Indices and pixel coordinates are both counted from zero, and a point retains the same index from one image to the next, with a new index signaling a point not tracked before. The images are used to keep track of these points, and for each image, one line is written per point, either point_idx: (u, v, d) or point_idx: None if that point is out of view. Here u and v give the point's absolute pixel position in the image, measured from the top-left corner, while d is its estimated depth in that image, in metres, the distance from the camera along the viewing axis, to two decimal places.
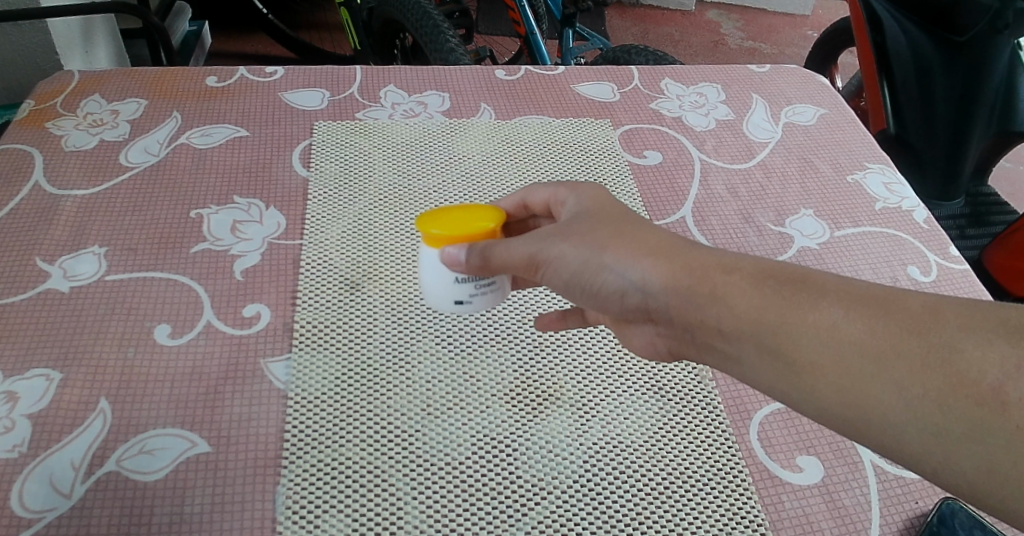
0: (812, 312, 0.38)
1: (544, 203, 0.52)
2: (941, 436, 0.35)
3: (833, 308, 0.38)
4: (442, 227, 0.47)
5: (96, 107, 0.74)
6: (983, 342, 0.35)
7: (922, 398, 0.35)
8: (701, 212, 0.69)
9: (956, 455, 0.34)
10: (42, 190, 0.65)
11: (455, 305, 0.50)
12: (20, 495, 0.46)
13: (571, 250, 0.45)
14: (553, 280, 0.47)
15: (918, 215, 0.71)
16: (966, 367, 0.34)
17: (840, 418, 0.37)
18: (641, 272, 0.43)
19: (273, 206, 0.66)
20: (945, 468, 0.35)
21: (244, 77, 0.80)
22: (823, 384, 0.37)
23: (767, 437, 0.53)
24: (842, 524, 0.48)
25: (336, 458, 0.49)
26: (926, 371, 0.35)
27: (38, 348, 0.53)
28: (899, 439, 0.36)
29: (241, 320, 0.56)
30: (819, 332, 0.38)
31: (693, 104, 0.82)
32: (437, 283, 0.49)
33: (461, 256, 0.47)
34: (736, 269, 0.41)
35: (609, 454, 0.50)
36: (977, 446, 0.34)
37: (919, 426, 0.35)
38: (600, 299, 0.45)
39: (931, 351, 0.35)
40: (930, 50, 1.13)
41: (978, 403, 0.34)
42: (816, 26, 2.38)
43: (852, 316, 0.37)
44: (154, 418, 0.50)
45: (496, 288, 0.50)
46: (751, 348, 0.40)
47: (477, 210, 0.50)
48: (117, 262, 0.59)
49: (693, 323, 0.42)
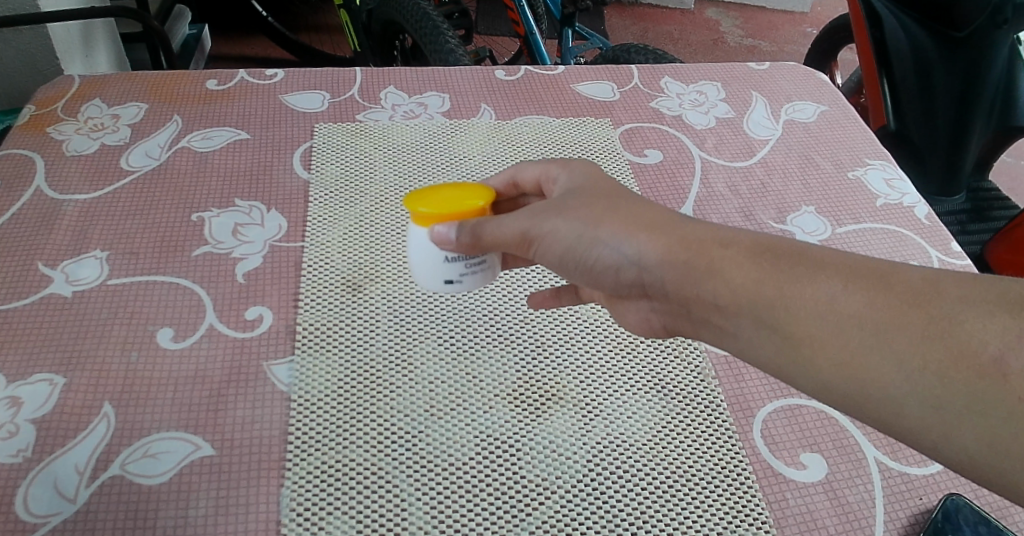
0: (810, 284, 0.38)
1: (535, 181, 0.52)
2: (940, 410, 0.35)
3: (831, 281, 0.38)
4: (430, 205, 0.47)
5: (97, 112, 0.75)
6: (984, 313, 0.35)
7: (923, 371, 0.35)
8: (702, 209, 0.69)
9: (957, 429, 0.34)
10: (44, 194, 0.65)
11: (444, 285, 0.50)
12: (25, 500, 0.46)
13: (564, 225, 0.45)
14: (546, 257, 0.47)
15: (920, 211, 0.71)
16: (967, 338, 0.34)
17: (839, 393, 0.38)
18: (636, 247, 0.43)
19: (274, 208, 0.66)
20: (946, 442, 0.35)
21: (244, 80, 0.80)
22: (821, 358, 0.37)
23: (769, 434, 0.53)
24: (846, 521, 0.48)
25: (340, 460, 0.49)
26: (926, 343, 0.35)
27: (41, 353, 0.53)
28: (899, 414, 0.36)
29: (244, 323, 0.56)
30: (816, 304, 0.38)
31: (693, 102, 0.82)
32: (426, 261, 0.49)
33: (449, 234, 0.46)
34: (734, 244, 0.41)
35: (612, 454, 0.50)
36: (979, 421, 0.34)
37: (919, 399, 0.35)
38: (595, 274, 0.46)
39: (931, 324, 0.35)
40: (929, 46, 1.13)
41: (979, 374, 0.34)
42: (815, 23, 2.38)
43: (849, 288, 0.37)
44: (157, 422, 0.50)
45: (486, 268, 0.50)
46: (749, 323, 0.40)
47: (466, 188, 0.49)
48: (120, 266, 0.59)
49: (689, 298, 0.42)
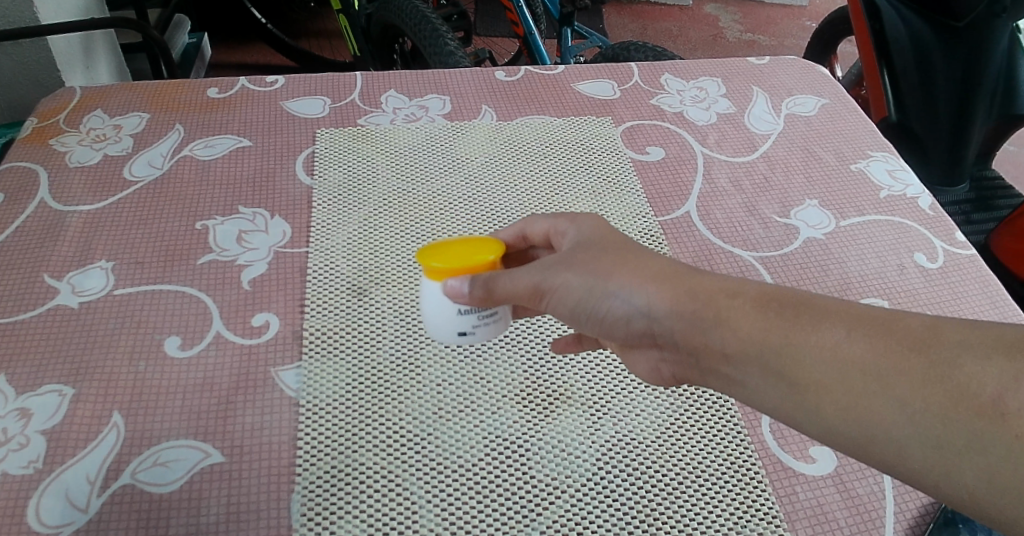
0: (815, 332, 0.38)
1: (544, 233, 0.52)
2: (941, 449, 0.35)
3: (835, 328, 0.38)
4: (443, 259, 0.47)
5: (99, 123, 0.75)
6: (983, 356, 0.35)
7: (924, 412, 0.35)
8: (706, 205, 0.69)
9: (958, 468, 0.34)
10: (48, 207, 0.65)
11: (458, 336, 0.49)
12: (37, 510, 0.46)
13: (576, 279, 0.45)
14: (557, 309, 0.47)
15: (923, 202, 0.71)
16: (966, 381, 0.34)
17: (846, 438, 0.37)
18: (646, 299, 0.43)
19: (278, 214, 0.66)
20: (947, 481, 0.35)
21: (245, 87, 0.81)
22: (827, 403, 0.37)
23: (778, 430, 0.53)
24: (857, 514, 0.48)
25: (351, 463, 0.49)
26: (926, 386, 0.35)
27: (50, 364, 0.53)
28: (902, 456, 0.36)
29: (251, 330, 0.56)
30: (822, 351, 0.38)
31: (694, 98, 0.82)
32: (439, 317, 0.48)
33: (463, 287, 0.46)
34: (740, 294, 0.41)
35: (622, 451, 0.50)
36: (978, 458, 0.34)
37: (921, 440, 0.35)
38: (606, 325, 0.45)
39: (932, 367, 0.35)
40: (928, 36, 1.13)
41: (979, 415, 0.34)
42: (815, 16, 2.37)
43: (853, 336, 0.37)
44: (166, 430, 0.50)
45: (499, 319, 0.49)
46: (758, 371, 0.40)
47: (474, 244, 0.49)
48: (125, 277, 0.59)
49: (699, 347, 0.42)
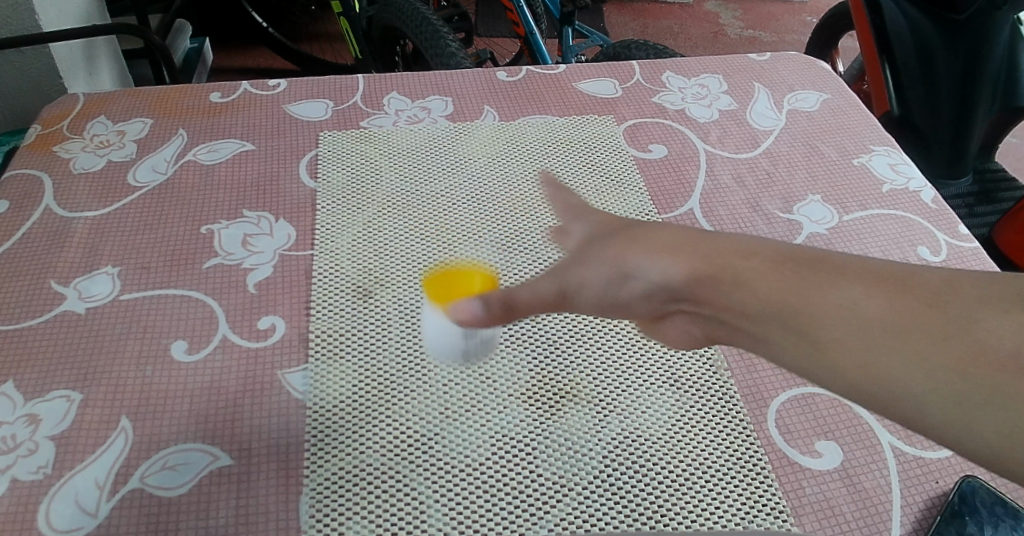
0: (827, 286, 0.34)
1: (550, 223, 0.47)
2: (957, 408, 0.31)
3: (849, 281, 0.34)
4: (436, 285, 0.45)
5: (103, 129, 0.75)
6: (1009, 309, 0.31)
7: (934, 369, 0.31)
8: (710, 202, 0.69)
9: (969, 428, 0.31)
10: (53, 214, 0.65)
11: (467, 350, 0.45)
12: (48, 515, 0.46)
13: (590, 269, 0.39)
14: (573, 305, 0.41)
15: (927, 195, 0.71)
16: (983, 336, 0.31)
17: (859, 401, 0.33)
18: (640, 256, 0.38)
19: (281, 218, 0.66)
20: (965, 441, 0.31)
21: (248, 91, 0.81)
22: (841, 366, 0.33)
23: (785, 425, 0.53)
24: (863, 507, 0.48)
25: (357, 465, 0.49)
26: (944, 341, 0.31)
27: (58, 370, 0.53)
28: (920, 419, 0.32)
29: (257, 333, 0.57)
30: (836, 307, 0.33)
31: (696, 96, 0.82)
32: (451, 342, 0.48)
33: (476, 311, 0.41)
34: (743, 249, 0.37)
35: (629, 448, 0.50)
36: (991, 419, 0.30)
37: (938, 401, 0.31)
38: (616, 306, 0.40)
39: (949, 322, 0.31)
40: (930, 29, 1.14)
41: (993, 372, 0.30)
42: (816, 10, 2.37)
43: (868, 290, 0.33)
44: (174, 434, 0.50)
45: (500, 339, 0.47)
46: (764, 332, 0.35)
47: (440, 284, 0.47)
48: (131, 282, 0.60)
49: None
